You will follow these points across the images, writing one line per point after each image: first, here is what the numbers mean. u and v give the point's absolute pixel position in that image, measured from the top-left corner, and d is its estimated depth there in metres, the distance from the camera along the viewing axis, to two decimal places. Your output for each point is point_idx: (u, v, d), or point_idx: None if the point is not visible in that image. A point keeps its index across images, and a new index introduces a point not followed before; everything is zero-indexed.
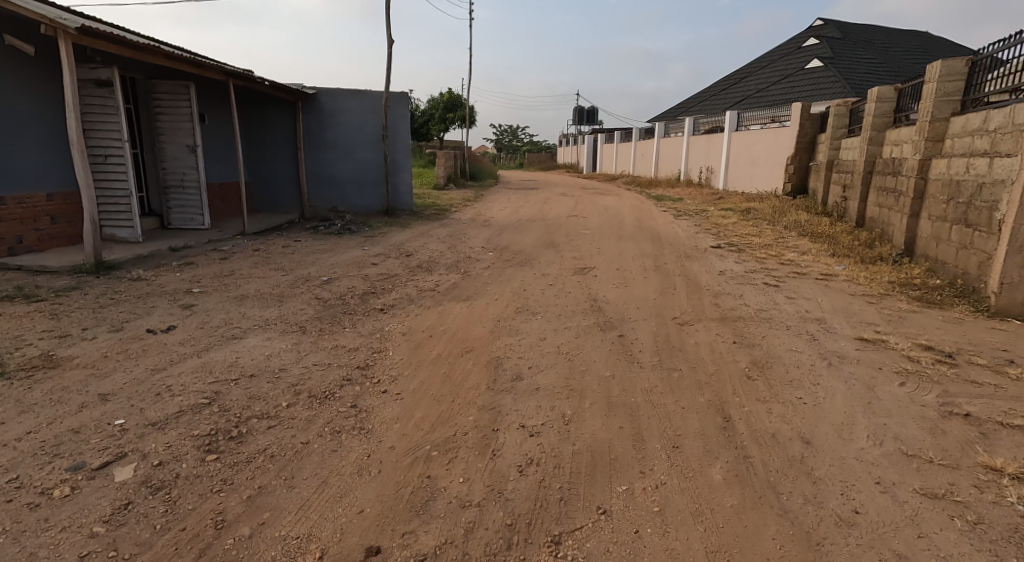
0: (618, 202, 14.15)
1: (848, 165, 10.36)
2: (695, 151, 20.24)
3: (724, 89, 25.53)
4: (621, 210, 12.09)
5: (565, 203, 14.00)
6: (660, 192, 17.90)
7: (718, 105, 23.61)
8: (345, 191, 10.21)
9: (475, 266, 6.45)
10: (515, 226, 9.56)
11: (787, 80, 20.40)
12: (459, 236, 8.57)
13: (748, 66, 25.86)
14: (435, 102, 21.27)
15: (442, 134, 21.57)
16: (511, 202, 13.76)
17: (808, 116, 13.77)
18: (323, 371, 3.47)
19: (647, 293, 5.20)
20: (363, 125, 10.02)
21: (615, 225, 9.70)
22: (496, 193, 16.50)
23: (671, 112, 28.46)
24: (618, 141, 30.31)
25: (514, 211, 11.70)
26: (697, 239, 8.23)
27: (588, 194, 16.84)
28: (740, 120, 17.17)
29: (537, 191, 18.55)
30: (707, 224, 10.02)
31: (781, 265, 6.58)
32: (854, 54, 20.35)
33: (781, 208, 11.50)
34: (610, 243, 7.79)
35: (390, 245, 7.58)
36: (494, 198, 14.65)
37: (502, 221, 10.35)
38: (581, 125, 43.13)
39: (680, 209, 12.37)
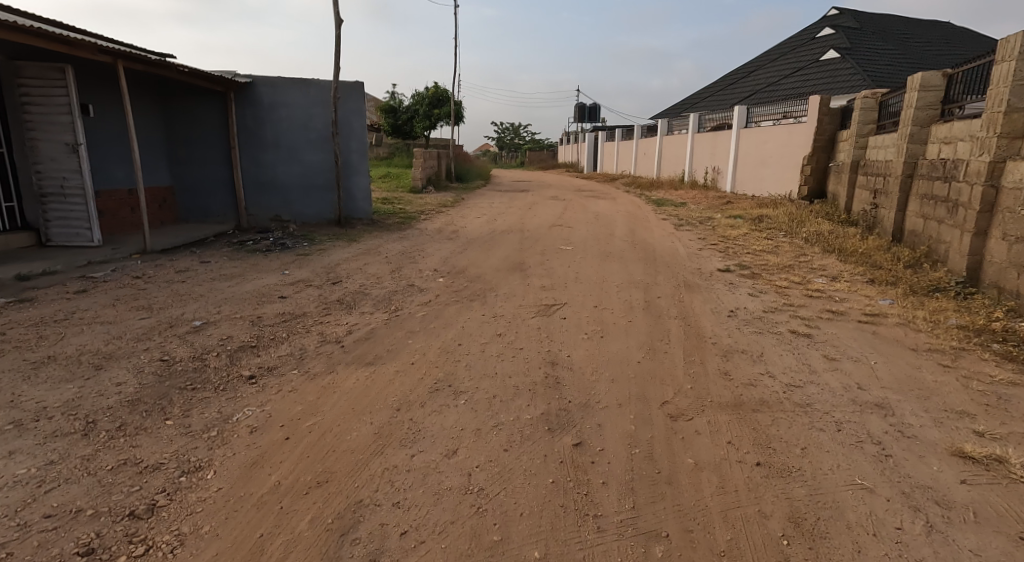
0: (614, 208, 12.70)
1: (879, 167, 8.83)
2: (700, 150, 18.70)
3: (732, 84, 23.93)
4: (615, 219, 10.61)
5: (555, 209, 12.52)
6: (663, 195, 16.40)
7: (725, 100, 22.04)
8: (290, 198, 8.86)
9: (412, 300, 5.01)
10: (485, 241, 8.12)
11: (800, 73, 18.82)
12: (413, 253, 7.14)
13: (758, 60, 24.25)
14: (419, 97, 19.89)
15: (427, 132, 20.14)
16: (493, 209, 12.32)
17: (827, 110, 12.23)
18: (52, 538, 2.05)
19: (625, 348, 3.76)
20: (310, 121, 8.69)
21: (604, 239, 8.25)
22: (482, 197, 15.05)
23: (675, 108, 26.89)
24: (620, 139, 28.76)
25: (492, 220, 10.24)
26: (698, 258, 6.79)
27: (581, 198, 15.39)
28: (750, 116, 15.62)
29: (529, 194, 17.10)
30: (712, 237, 8.54)
31: (805, 298, 5.13)
32: (873, 45, 18.74)
33: (799, 217, 9.99)
34: (590, 266, 6.36)
35: (321, 267, 6.16)
36: (476, 203, 13.17)
37: (473, 233, 8.91)
38: (582, 123, 41.54)
39: (682, 217, 10.89)
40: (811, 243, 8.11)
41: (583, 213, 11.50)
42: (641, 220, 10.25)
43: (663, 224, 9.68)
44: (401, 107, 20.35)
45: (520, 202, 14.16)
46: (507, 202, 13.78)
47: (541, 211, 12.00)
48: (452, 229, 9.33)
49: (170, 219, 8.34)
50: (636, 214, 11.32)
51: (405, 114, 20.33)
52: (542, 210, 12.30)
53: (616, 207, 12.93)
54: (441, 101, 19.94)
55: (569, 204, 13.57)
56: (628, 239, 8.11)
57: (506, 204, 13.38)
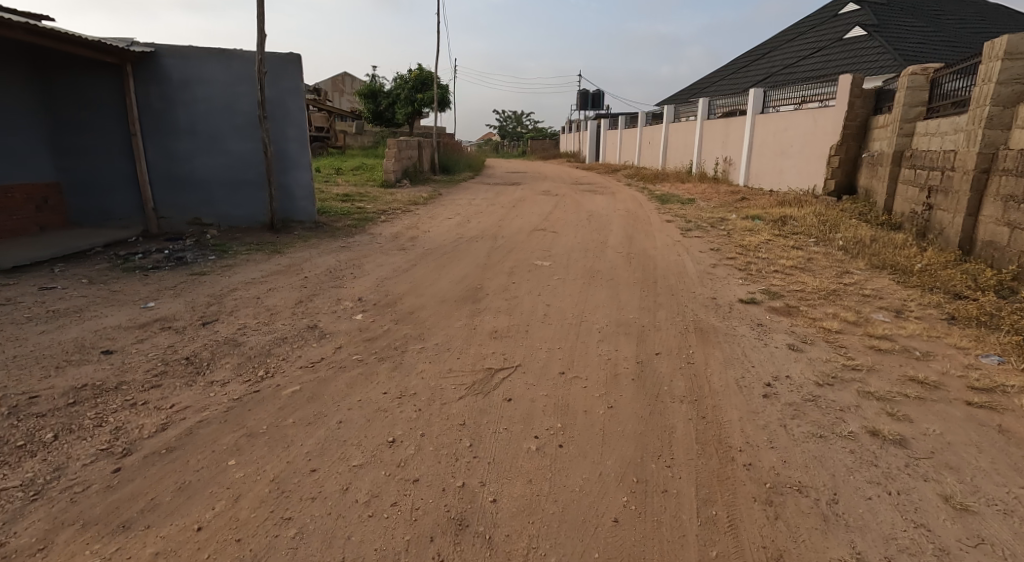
0: (612, 205, 11.11)
1: (935, 159, 7.15)
2: (709, 139, 16.99)
3: (744, 67, 22.17)
4: (610, 220, 8.98)
5: (544, 207, 10.89)
6: (668, 189, 14.78)
7: (736, 85, 20.32)
8: (213, 196, 7.34)
9: (296, 358, 3.44)
10: (444, 253, 6.54)
11: (821, 54, 17.03)
12: (345, 274, 5.58)
13: (772, 41, 22.46)
14: (400, 82, 18.24)
15: (410, 118, 18.53)
16: (471, 207, 10.68)
17: (860, 92, 10.52)
18: None
19: (597, 483, 2.21)
20: (235, 101, 7.16)
21: (593, 249, 6.64)
22: (465, 191, 13.47)
23: (682, 94, 25.16)
24: (623, 127, 26.98)
25: (463, 224, 8.63)
26: (711, 281, 5.19)
27: (576, 193, 13.77)
28: (766, 100, 13.92)
29: (519, 187, 15.50)
30: (727, 246, 6.91)
31: (871, 353, 3.53)
32: (902, 22, 16.95)
33: (829, 219, 8.39)
34: (567, 295, 4.76)
35: (205, 296, 4.60)
36: (453, 200, 11.56)
37: (435, 241, 7.33)
38: (585, 110, 39.66)
39: (690, 217, 9.25)
40: (852, 255, 6.48)
41: (575, 213, 9.89)
42: (641, 222, 8.64)
43: (668, 228, 8.04)
44: (383, 91, 18.88)
45: (505, 197, 12.52)
46: (490, 198, 12.16)
47: (525, 210, 10.38)
48: (411, 234, 7.75)
49: (57, 222, 6.79)
50: (636, 214, 9.69)
51: (386, 99, 18.86)
52: (530, 208, 10.71)
53: (614, 204, 11.30)
54: (424, 85, 18.33)
55: (560, 201, 11.96)
56: (622, 250, 6.50)
57: (488, 200, 11.77)
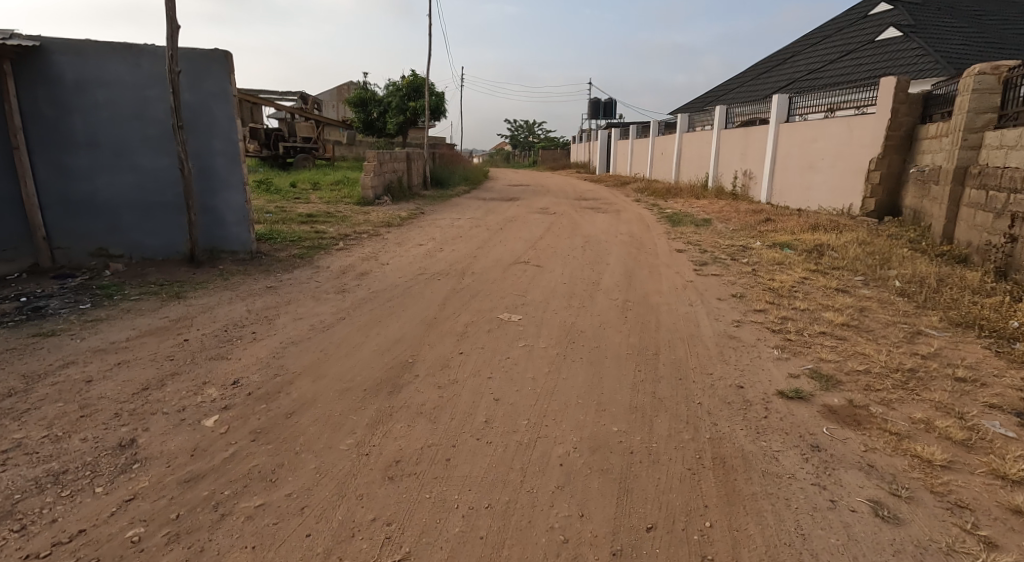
0: (616, 226, 9.77)
1: (1017, 179, 5.64)
2: (727, 150, 15.53)
3: (765, 73, 20.67)
4: (611, 247, 7.59)
5: (537, 229, 9.50)
6: (681, 206, 13.34)
7: (756, 91, 18.83)
8: (123, 222, 6.11)
9: (42, 530, 2.06)
10: (388, 297, 5.17)
11: (851, 57, 15.49)
12: (244, 331, 4.24)
13: (796, 45, 20.94)
14: (392, 89, 17.01)
15: (402, 129, 17.30)
16: (453, 229, 9.34)
17: (905, 97, 9.02)
18: None
19: None
20: (146, 108, 5.95)
21: (579, 293, 5.24)
22: (454, 209, 12.14)
23: (698, 102, 23.70)
24: (634, 137, 25.56)
25: (433, 254, 7.26)
26: (729, 352, 3.77)
27: (577, 209, 12.40)
28: (791, 107, 12.45)
29: (517, 202, 14.14)
30: (750, 286, 5.49)
31: (1010, 524, 2.09)
32: (942, 21, 15.37)
33: (875, 249, 6.91)
34: (527, 378, 3.37)
35: (13, 381, 3.28)
36: (436, 219, 10.21)
37: (388, 277, 5.97)
38: (597, 119, 38.24)
39: (706, 243, 7.83)
40: (917, 304, 5.00)
41: (571, 237, 8.50)
42: (646, 251, 7.22)
43: (678, 260, 6.62)
44: (374, 98, 17.64)
45: (495, 216, 11.15)
46: (478, 218, 10.80)
47: (514, 233, 9.01)
48: (363, 269, 6.39)
49: None
50: (641, 238, 8.30)
51: (377, 108, 17.63)
52: (521, 230, 9.34)
53: (618, 225, 9.92)
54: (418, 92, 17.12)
55: (558, 221, 10.60)
56: (616, 296, 5.10)
57: (476, 221, 10.41)
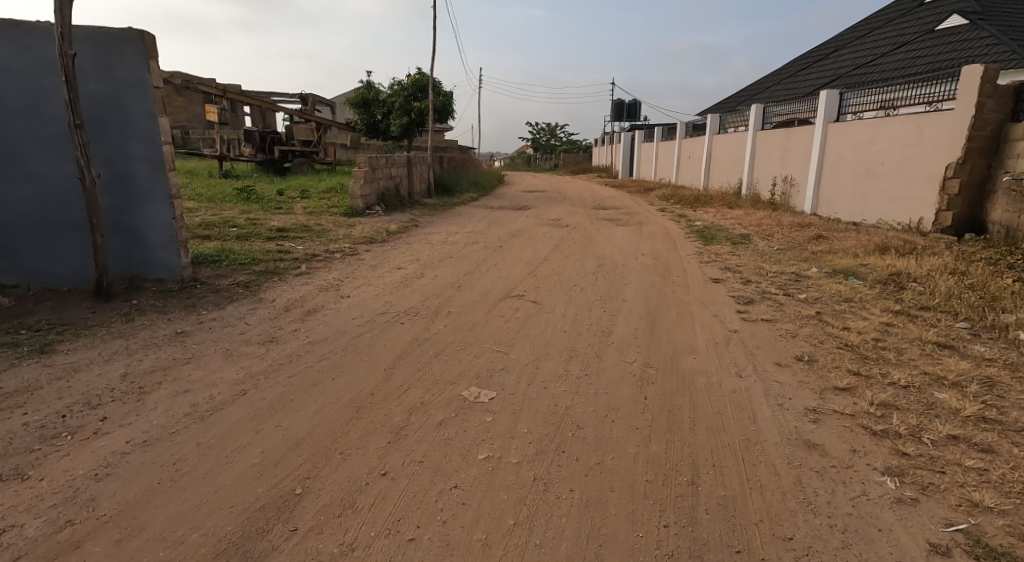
0: (638, 243, 8.35)
1: None
2: (764, 154, 13.94)
3: (804, 69, 18.98)
4: (632, 273, 6.17)
5: (543, 247, 8.14)
6: (712, 217, 11.82)
7: (796, 89, 17.17)
8: (17, 243, 4.88)
9: None
10: (326, 354, 3.86)
11: (906, 49, 13.80)
12: (92, 413, 2.95)
13: (840, 38, 19.21)
14: (396, 89, 15.82)
15: (406, 131, 16.08)
16: (446, 247, 8.02)
17: (993, 90, 7.45)
18: None
19: None
20: (40, 103, 4.74)
21: (582, 351, 3.86)
22: (456, 220, 10.84)
23: (730, 101, 22.05)
24: (660, 140, 23.98)
25: (412, 283, 5.95)
26: (812, 485, 2.35)
27: (594, 221, 11.02)
28: (842, 104, 10.84)
29: (528, 212, 12.79)
30: (818, 340, 4.04)
31: None
32: (1013, 7, 13.59)
33: (973, 281, 5.39)
34: (472, 549, 2.04)
35: None
36: (429, 234, 8.92)
37: (341, 319, 4.67)
38: (620, 121, 36.68)
39: (749, 269, 6.37)
40: None
41: (583, 258, 7.11)
42: (673, 280, 5.81)
43: (715, 295, 5.19)
44: (378, 99, 16.46)
45: (499, 229, 9.81)
46: (480, 232, 9.48)
47: (516, 253, 7.65)
48: (316, 304, 5.11)
49: None
50: (669, 262, 6.86)
51: (381, 109, 16.46)
52: (526, 249, 7.97)
53: (639, 242, 8.50)
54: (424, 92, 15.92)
55: (571, 235, 9.22)
56: (633, 356, 3.71)
57: (477, 235, 9.09)
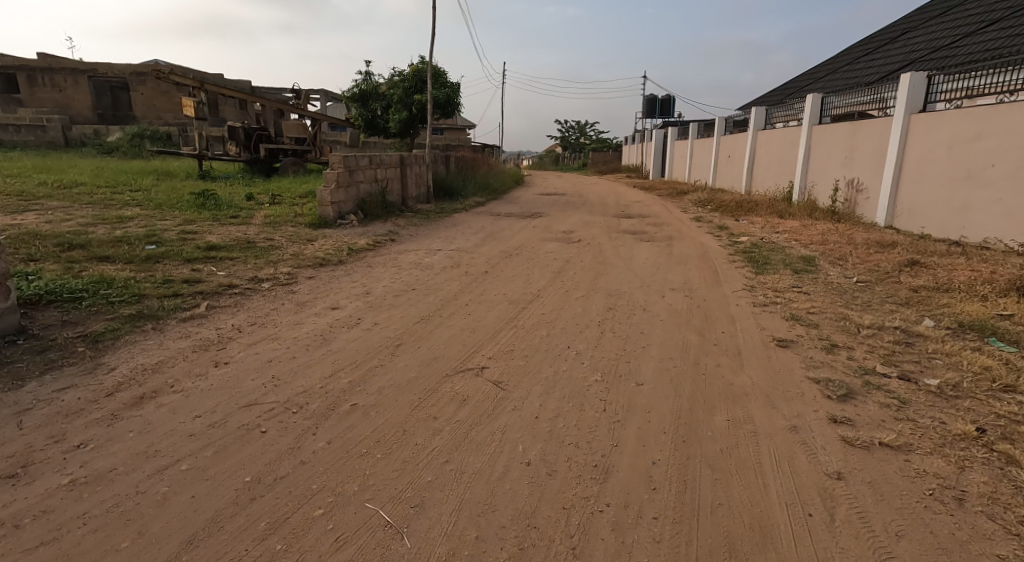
0: (667, 269, 6.44)
1: None
2: (822, 152, 11.90)
3: (866, 56, 16.73)
4: (655, 327, 4.27)
5: (542, 274, 6.31)
6: (760, 229, 9.80)
7: (857, 77, 14.96)
8: None
9: None
10: (68, 523, 2.10)
11: (999, 27, 11.56)
12: None
13: (908, 21, 16.89)
14: (396, 80, 14.22)
15: (407, 128, 14.48)
16: (419, 274, 6.27)
17: None
18: None
19: None
20: None
21: (544, 537, 2.05)
22: (449, 233, 9.13)
23: (776, 94, 19.84)
24: (696, 138, 21.85)
25: (338, 337, 4.18)
26: None
27: (615, 235, 9.16)
28: (932, 90, 8.88)
29: (540, 222, 11.01)
30: (1013, 520, 2.10)
31: None
32: None
33: None
34: None
35: None
36: (403, 252, 7.27)
37: (174, 417, 2.89)
38: (653, 118, 34.41)
39: (826, 320, 4.41)
40: None
41: (592, 295, 5.25)
42: (713, 344, 3.91)
43: (786, 380, 3.29)
44: (377, 91, 14.86)
45: (494, 246, 8.04)
46: (471, 249, 7.75)
47: (504, 283, 5.87)
48: (167, 381, 3.35)
49: None
50: (707, 303, 4.94)
51: (380, 103, 14.88)
52: (519, 277, 6.17)
53: (668, 267, 6.58)
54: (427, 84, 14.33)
55: (582, 256, 7.38)
56: None
57: (465, 255, 7.35)
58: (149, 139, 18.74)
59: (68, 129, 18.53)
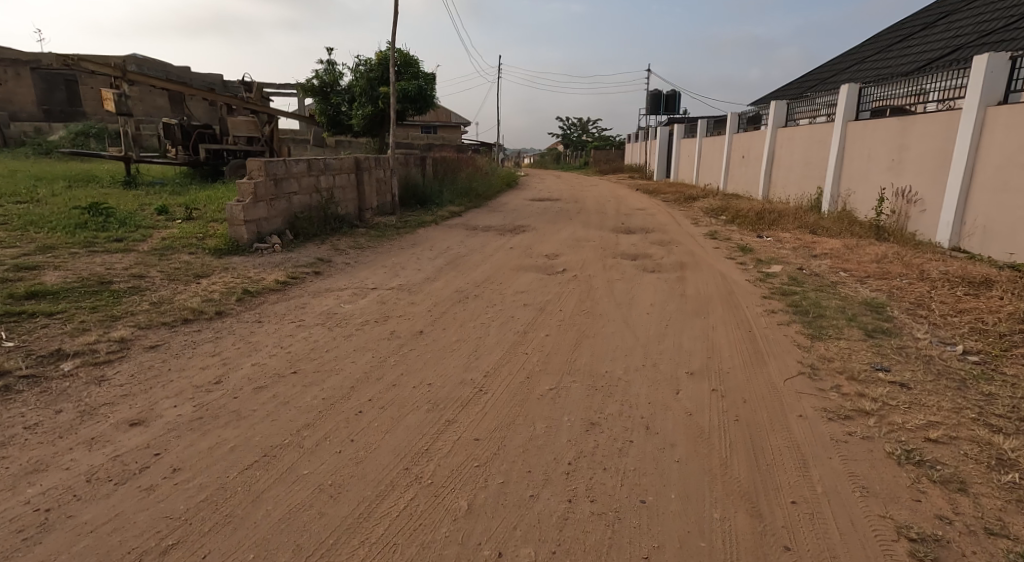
0: (678, 329, 4.52)
1: None
2: (861, 155, 10.15)
3: (903, 43, 14.82)
4: (668, 494, 2.37)
5: (501, 335, 4.43)
6: (792, 251, 7.91)
7: (895, 67, 13.05)
8: None
9: None
10: None
11: None
12: None
13: (951, 4, 14.96)
14: (359, 70, 12.43)
15: (372, 126, 12.71)
16: (321, 336, 4.39)
17: None
18: None
19: None
20: None
21: None
22: (404, 258, 7.29)
23: (796, 87, 17.91)
24: (705, 135, 19.93)
25: (83, 508, 2.27)
26: None
27: (611, 261, 7.28)
28: (1015, 76, 7.05)
29: (523, 239, 9.14)
30: None
31: None
32: None
33: None
34: None
35: None
36: (319, 295, 5.46)
37: None
38: (658, 115, 32.32)
39: (974, 468, 2.51)
40: None
41: (565, 393, 3.33)
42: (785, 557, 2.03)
43: None
44: (337, 84, 13.05)
45: (450, 282, 6.15)
46: (418, 287, 5.89)
47: (445, 355, 4.00)
48: None
49: None
50: (748, 416, 3.03)
51: (342, 96, 13.02)
52: (465, 341, 4.27)
53: (678, 323, 4.66)
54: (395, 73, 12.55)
55: (562, 298, 5.47)
56: None
57: (404, 299, 5.47)
58: (95, 138, 16.97)
59: (5, 127, 16.67)
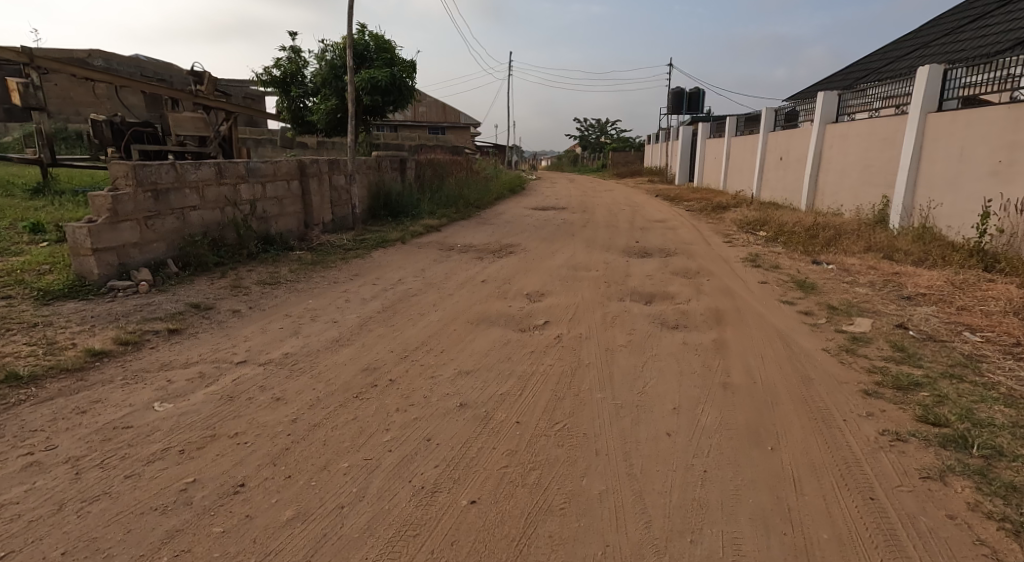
0: (727, 483, 2.40)
1: None
2: (948, 156, 7.87)
3: (976, 24, 12.42)
4: None
5: (389, 500, 2.32)
6: (872, 290, 5.71)
7: (974, 49, 10.69)
8: None
9: None
10: None
11: None
12: None
13: None
14: (323, 57, 10.50)
15: (338, 122, 10.78)
16: (41, 495, 2.32)
17: None
18: None
19: None
20: None
21: None
22: (329, 301, 5.26)
23: (842, 80, 15.60)
24: (735, 135, 17.66)
25: None
26: None
27: (616, 309, 5.14)
28: None
29: (507, 265, 7.06)
30: None
31: None
32: None
33: None
34: None
35: None
36: (136, 381, 3.41)
37: None
38: (680, 113, 30.01)
39: None
40: None
41: None
42: None
43: None
44: (300, 73, 11.09)
45: (367, 350, 4.08)
46: (311, 361, 3.83)
47: None
48: None
49: None
50: None
51: (306, 88, 11.09)
52: (304, 524, 2.17)
53: (726, 464, 2.55)
54: (366, 60, 10.62)
55: (528, 391, 3.35)
56: None
57: (271, 387, 3.41)
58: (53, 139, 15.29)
59: None
